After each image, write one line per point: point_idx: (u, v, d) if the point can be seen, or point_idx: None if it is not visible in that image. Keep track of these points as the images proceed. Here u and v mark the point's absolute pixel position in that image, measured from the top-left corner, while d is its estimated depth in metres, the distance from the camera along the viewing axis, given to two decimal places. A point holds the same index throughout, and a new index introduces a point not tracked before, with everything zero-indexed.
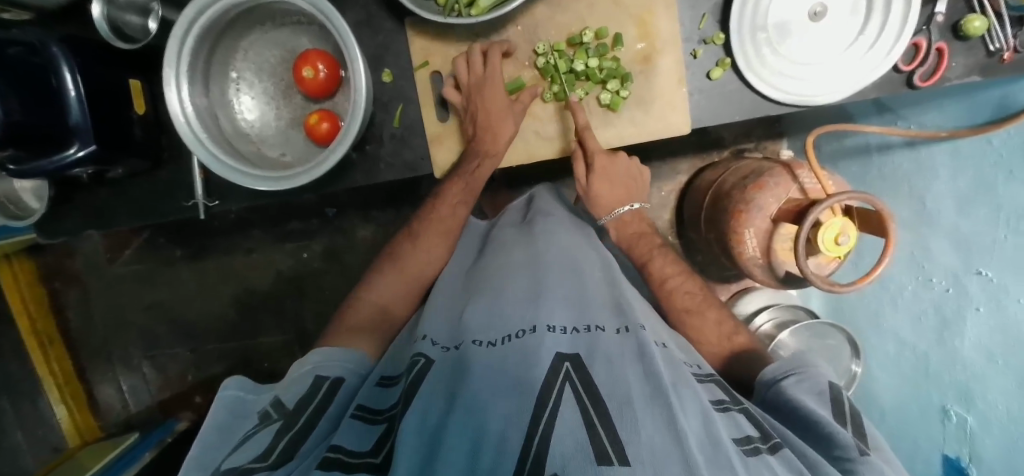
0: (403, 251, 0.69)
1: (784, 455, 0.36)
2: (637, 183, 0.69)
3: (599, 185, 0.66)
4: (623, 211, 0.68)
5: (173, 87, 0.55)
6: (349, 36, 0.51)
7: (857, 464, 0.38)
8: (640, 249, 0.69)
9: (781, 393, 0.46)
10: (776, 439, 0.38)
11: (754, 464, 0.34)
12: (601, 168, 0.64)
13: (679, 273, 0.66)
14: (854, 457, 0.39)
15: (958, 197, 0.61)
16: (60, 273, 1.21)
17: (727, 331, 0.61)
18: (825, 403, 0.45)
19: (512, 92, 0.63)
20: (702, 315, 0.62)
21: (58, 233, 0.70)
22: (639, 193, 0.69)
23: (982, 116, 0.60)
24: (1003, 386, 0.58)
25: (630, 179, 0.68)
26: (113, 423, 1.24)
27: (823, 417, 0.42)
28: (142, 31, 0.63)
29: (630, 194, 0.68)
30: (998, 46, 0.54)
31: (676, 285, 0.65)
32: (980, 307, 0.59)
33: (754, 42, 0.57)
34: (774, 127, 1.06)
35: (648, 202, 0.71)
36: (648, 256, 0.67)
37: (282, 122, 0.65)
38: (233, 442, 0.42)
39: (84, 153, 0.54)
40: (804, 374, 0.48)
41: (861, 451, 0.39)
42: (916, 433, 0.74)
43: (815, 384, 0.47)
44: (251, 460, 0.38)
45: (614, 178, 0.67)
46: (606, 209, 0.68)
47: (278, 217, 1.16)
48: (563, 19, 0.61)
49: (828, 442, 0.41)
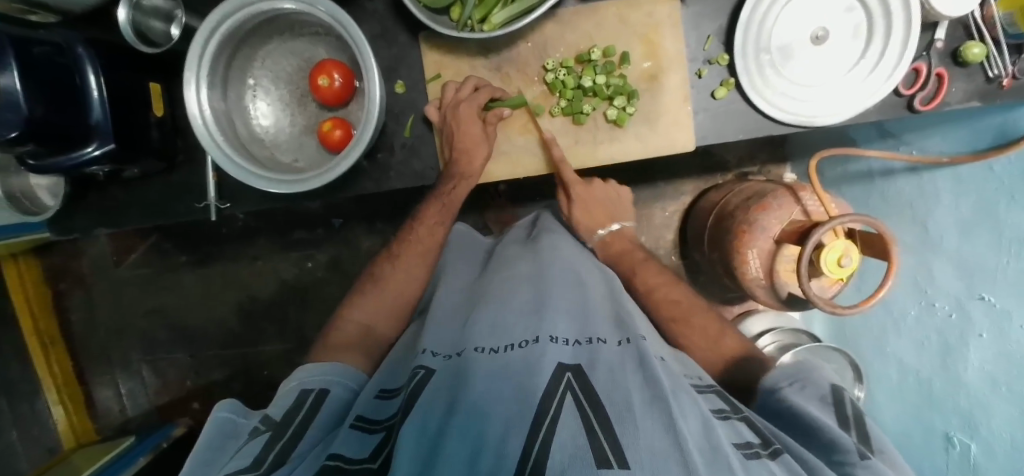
0: (385, 271, 0.70)
1: (784, 459, 0.36)
2: (616, 204, 0.74)
3: (579, 210, 0.72)
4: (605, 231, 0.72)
5: (192, 89, 0.56)
6: (364, 45, 0.53)
7: (857, 468, 0.37)
8: (626, 263, 0.70)
9: (781, 400, 0.46)
10: (776, 445, 0.38)
11: (753, 467, 0.33)
12: (580, 195, 0.70)
13: (664, 282, 0.67)
14: (855, 461, 0.38)
15: (959, 222, 0.62)
16: (66, 274, 1.22)
17: (714, 334, 0.60)
18: (827, 409, 0.45)
19: (512, 107, 0.64)
20: (690, 323, 0.62)
21: (72, 230, 0.71)
22: (620, 212, 0.74)
23: (983, 141, 0.60)
24: (1008, 412, 0.57)
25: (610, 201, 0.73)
26: (109, 426, 1.23)
27: (824, 423, 0.41)
28: (164, 37, 0.66)
29: (611, 214, 0.73)
30: (997, 72, 0.56)
31: (663, 294, 0.65)
32: (983, 333, 0.59)
33: (758, 62, 0.58)
34: (778, 150, 1.08)
35: (631, 223, 0.75)
36: (633, 270, 0.69)
37: (296, 128, 0.67)
38: (224, 460, 0.42)
39: (101, 151, 0.55)
40: (803, 382, 0.48)
41: (862, 455, 0.38)
42: (920, 461, 0.73)
43: (817, 390, 0.47)
44: (243, 468, 0.38)
45: (592, 202, 0.72)
46: (588, 230, 0.73)
47: (284, 226, 1.17)
48: (572, 38, 0.63)
49: (828, 448, 0.40)
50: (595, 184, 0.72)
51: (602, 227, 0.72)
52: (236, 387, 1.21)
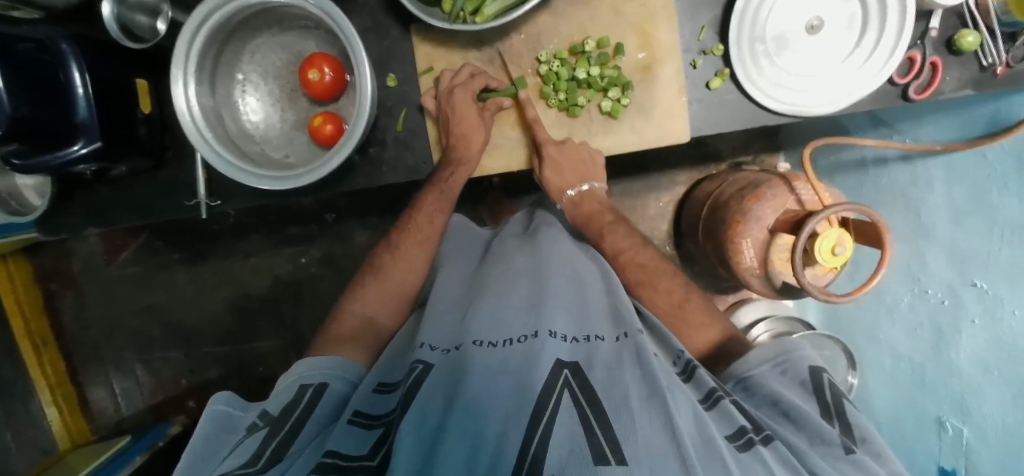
0: (383, 264, 0.70)
1: (776, 446, 0.37)
2: (590, 166, 0.65)
3: (544, 170, 0.65)
4: (572, 191, 0.66)
5: (179, 84, 0.55)
6: (355, 39, 0.52)
7: (842, 462, 0.38)
8: (594, 227, 0.69)
9: (762, 385, 0.46)
10: (768, 431, 0.38)
11: (749, 462, 0.34)
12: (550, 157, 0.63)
13: (659, 265, 0.65)
14: (841, 455, 0.38)
15: (951, 209, 0.62)
16: (57, 274, 1.21)
17: (678, 300, 0.60)
18: (807, 394, 0.45)
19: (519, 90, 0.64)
20: None
21: (59, 230, 0.70)
22: (597, 174, 0.66)
23: (975, 130, 0.61)
24: (1000, 398, 0.58)
25: (583, 163, 0.64)
26: (105, 426, 1.23)
27: (808, 412, 0.41)
28: (151, 32, 0.64)
29: (584, 176, 0.66)
30: (990, 61, 0.56)
31: None
32: (976, 319, 0.60)
33: (753, 53, 0.58)
34: (772, 140, 1.07)
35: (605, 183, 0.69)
36: (600, 233, 0.68)
37: (287, 124, 0.66)
38: (220, 456, 0.42)
39: (89, 149, 0.54)
40: (784, 364, 0.48)
41: (848, 449, 0.39)
42: (912, 444, 0.74)
43: (797, 373, 0.47)
44: (238, 467, 0.37)
45: (561, 162, 0.64)
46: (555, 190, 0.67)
47: (278, 222, 1.17)
48: (565, 29, 0.62)
49: (813, 437, 0.40)
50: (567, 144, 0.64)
51: (571, 188, 0.67)
52: (232, 385, 1.20)
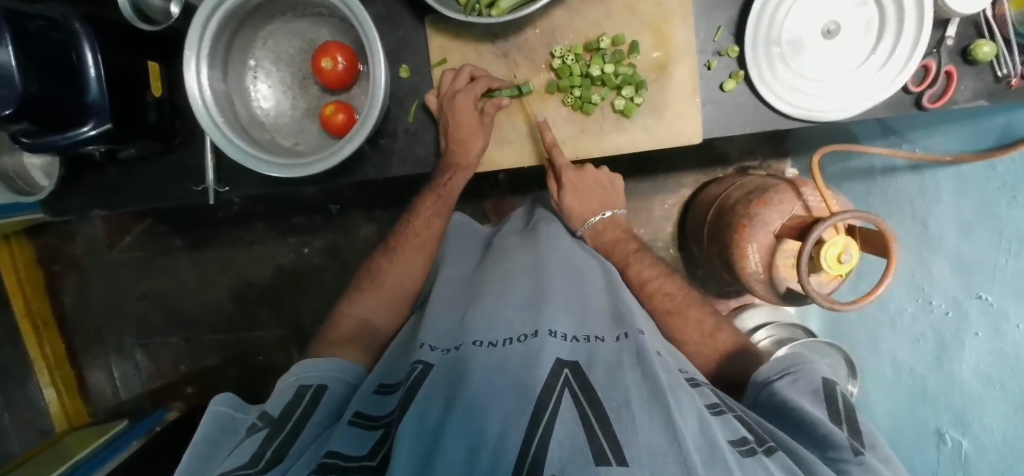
0: (379, 267, 0.70)
1: (778, 456, 0.37)
2: (608, 191, 0.72)
3: (571, 198, 0.69)
4: (596, 219, 0.71)
5: (192, 68, 0.55)
6: (370, 27, 0.51)
7: (850, 465, 0.38)
8: (618, 256, 0.70)
9: (776, 394, 0.47)
10: (771, 442, 0.38)
11: (751, 465, 0.34)
12: (570, 183, 0.67)
13: (658, 275, 0.67)
14: (848, 457, 0.38)
15: (959, 221, 0.62)
16: (59, 256, 1.21)
17: (708, 329, 0.61)
18: (819, 402, 0.45)
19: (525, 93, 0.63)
20: (684, 315, 0.62)
21: (66, 211, 0.69)
22: (614, 199, 0.72)
23: (987, 141, 0.61)
24: (1002, 411, 0.58)
25: (602, 190, 0.71)
26: (103, 410, 1.23)
27: (817, 417, 0.42)
28: (164, 14, 0.64)
29: (603, 202, 0.71)
30: (1005, 72, 0.56)
31: (654, 288, 0.66)
32: (979, 331, 0.60)
33: (768, 56, 0.58)
34: (780, 145, 1.07)
35: (623, 209, 0.73)
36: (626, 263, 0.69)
37: (298, 112, 0.65)
38: (220, 456, 0.42)
39: (98, 132, 0.54)
40: (795, 375, 0.48)
41: (856, 451, 0.38)
42: (912, 456, 0.74)
43: (809, 383, 0.47)
44: (238, 467, 0.37)
45: (583, 190, 0.69)
46: (580, 219, 0.71)
47: (282, 211, 1.16)
48: (581, 25, 0.62)
49: (822, 444, 0.40)
50: (586, 171, 0.69)
51: (594, 215, 0.71)
52: (231, 372, 1.20)
